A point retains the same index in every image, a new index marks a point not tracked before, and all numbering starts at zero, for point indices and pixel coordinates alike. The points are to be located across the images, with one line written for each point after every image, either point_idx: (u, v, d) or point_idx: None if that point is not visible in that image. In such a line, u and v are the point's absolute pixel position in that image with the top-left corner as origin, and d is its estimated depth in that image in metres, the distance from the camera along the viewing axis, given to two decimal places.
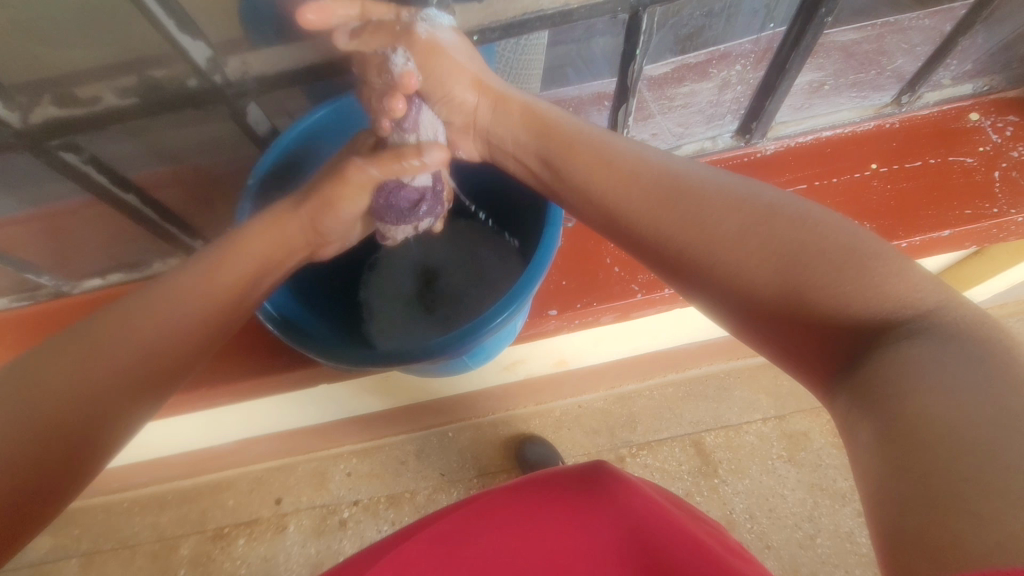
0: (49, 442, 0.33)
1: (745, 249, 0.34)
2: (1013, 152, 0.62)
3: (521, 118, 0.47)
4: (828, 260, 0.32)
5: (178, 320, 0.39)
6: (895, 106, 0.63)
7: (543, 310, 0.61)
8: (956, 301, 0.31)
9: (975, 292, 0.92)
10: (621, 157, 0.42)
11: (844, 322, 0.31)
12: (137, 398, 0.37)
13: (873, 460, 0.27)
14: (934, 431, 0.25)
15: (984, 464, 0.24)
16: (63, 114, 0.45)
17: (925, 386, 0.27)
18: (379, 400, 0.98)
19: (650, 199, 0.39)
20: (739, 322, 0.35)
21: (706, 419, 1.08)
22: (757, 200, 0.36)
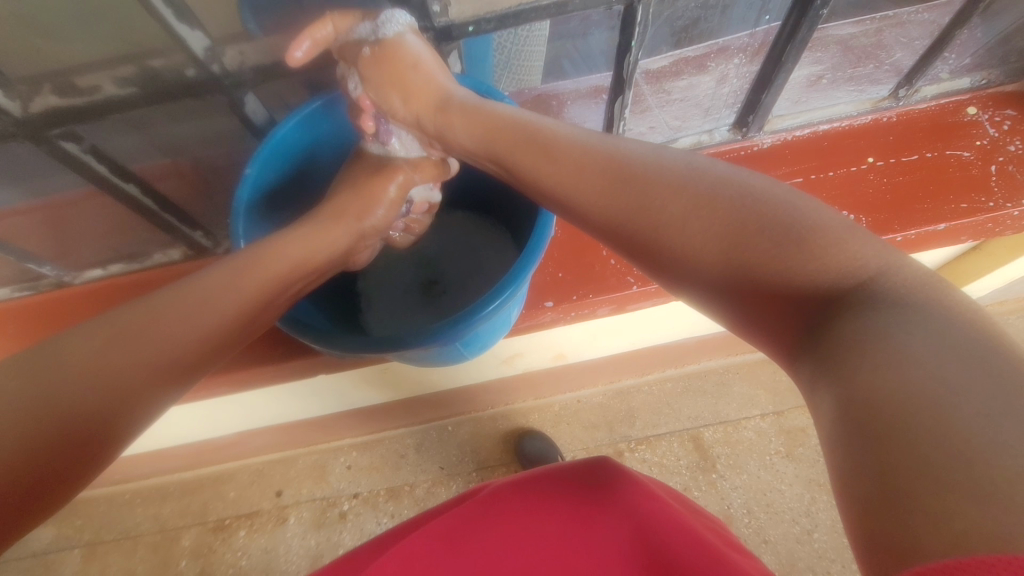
0: (55, 444, 0.32)
1: (691, 232, 0.34)
2: (1009, 145, 0.62)
3: (465, 121, 0.48)
4: (766, 236, 0.32)
5: (189, 314, 0.40)
6: (892, 100, 0.64)
7: (540, 302, 0.61)
8: (902, 262, 0.30)
9: (973, 288, 0.92)
10: (567, 148, 0.42)
11: (793, 295, 0.31)
12: (145, 392, 0.37)
13: (835, 450, 0.27)
14: (882, 414, 0.25)
15: (935, 455, 0.23)
16: (63, 103, 0.46)
17: (871, 364, 0.27)
18: (379, 393, 1.00)
19: (602, 186, 0.39)
20: (707, 305, 0.35)
21: (704, 415, 1.08)
22: (699, 179, 0.36)
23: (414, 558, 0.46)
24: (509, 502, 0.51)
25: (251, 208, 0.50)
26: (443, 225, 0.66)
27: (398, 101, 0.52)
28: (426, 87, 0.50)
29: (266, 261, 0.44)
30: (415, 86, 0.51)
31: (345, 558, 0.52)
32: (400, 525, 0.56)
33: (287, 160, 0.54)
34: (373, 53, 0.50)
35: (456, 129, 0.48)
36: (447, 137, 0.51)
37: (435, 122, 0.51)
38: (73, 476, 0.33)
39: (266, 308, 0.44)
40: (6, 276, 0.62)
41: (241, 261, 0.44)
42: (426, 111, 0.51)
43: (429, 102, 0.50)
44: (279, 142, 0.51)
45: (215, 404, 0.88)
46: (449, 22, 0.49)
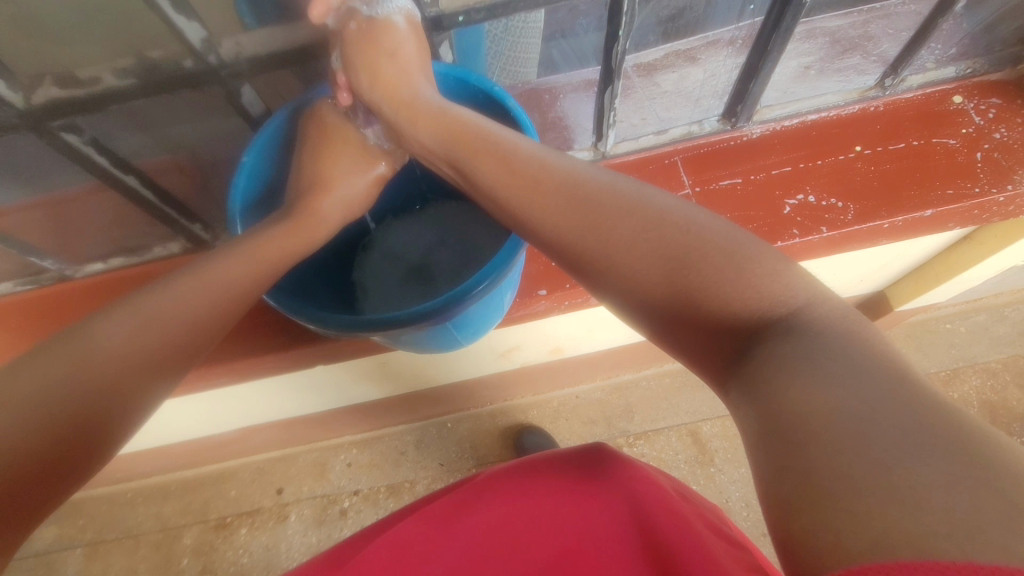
0: (73, 433, 0.34)
1: (638, 254, 0.36)
2: (994, 133, 0.62)
3: (428, 122, 0.48)
4: (710, 263, 0.34)
5: (189, 308, 0.41)
6: (879, 89, 0.64)
7: (534, 290, 0.62)
8: (826, 295, 0.34)
9: (960, 278, 0.95)
10: (525, 161, 0.42)
11: (728, 325, 0.33)
12: (152, 380, 0.38)
13: (763, 456, 0.30)
14: (809, 427, 0.28)
15: (859, 463, 0.26)
16: (64, 95, 0.46)
17: (795, 382, 0.30)
18: (379, 389, 1.01)
19: (555, 200, 0.39)
20: (653, 330, 0.37)
21: (702, 410, 1.13)
22: (648, 205, 0.37)
23: (409, 545, 0.49)
24: (505, 485, 0.53)
25: (247, 195, 0.52)
26: (435, 216, 0.66)
27: (364, 81, 0.51)
28: (396, 80, 0.50)
29: (257, 255, 0.45)
30: (385, 76, 0.50)
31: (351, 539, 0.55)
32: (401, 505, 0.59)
33: (282, 150, 0.55)
34: (359, 29, 0.50)
35: (419, 129, 0.49)
36: (407, 129, 0.50)
37: (397, 115, 0.51)
38: (92, 457, 0.36)
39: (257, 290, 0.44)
40: (7, 270, 0.63)
41: (241, 248, 0.45)
42: (391, 102, 0.51)
43: (390, 89, 0.50)
44: (274, 132, 0.52)
45: (215, 401, 0.89)
46: (439, 12, 0.50)
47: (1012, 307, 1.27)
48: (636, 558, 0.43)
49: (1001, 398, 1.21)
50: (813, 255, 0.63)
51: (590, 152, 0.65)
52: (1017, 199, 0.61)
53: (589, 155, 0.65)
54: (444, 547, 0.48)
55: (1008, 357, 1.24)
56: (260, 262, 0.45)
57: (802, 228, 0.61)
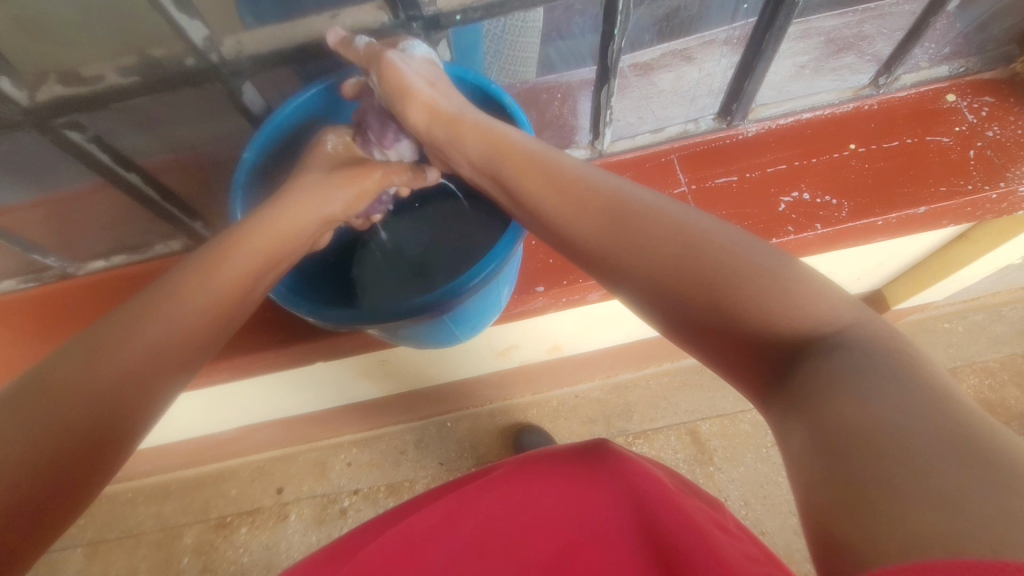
0: (85, 435, 0.33)
1: (677, 268, 0.35)
2: (988, 131, 0.63)
3: (472, 136, 0.48)
4: (752, 281, 0.33)
5: (191, 304, 0.40)
6: (872, 88, 0.64)
7: (531, 287, 0.62)
8: (871, 319, 0.33)
9: (956, 277, 0.96)
10: (570, 175, 0.42)
11: (769, 342, 0.33)
12: (161, 378, 0.37)
13: (805, 465, 0.29)
14: (854, 437, 0.27)
15: (901, 471, 0.25)
16: (67, 92, 0.47)
17: (845, 398, 0.29)
18: (379, 387, 1.02)
19: (594, 213, 0.39)
20: (684, 342, 0.36)
21: (701, 409, 1.14)
22: (693, 225, 0.36)
23: (411, 538, 0.49)
24: (507, 482, 0.53)
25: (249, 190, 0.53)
26: (432, 213, 0.67)
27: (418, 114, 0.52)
28: (439, 100, 0.50)
29: (255, 246, 0.45)
30: (425, 99, 0.51)
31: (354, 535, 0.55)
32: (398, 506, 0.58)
33: (283, 142, 0.56)
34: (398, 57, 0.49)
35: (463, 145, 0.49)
36: (455, 147, 0.50)
37: (445, 133, 0.51)
38: (106, 461, 0.34)
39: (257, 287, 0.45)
40: (10, 267, 0.64)
41: (241, 243, 0.45)
42: (436, 123, 0.51)
43: (437, 108, 0.50)
44: (275, 126, 0.53)
45: (217, 399, 0.90)
46: (437, 11, 0.51)
47: (1010, 306, 1.28)
48: (638, 546, 0.43)
49: (1000, 397, 1.21)
50: (810, 251, 0.64)
51: (588, 150, 0.66)
52: (1010, 196, 0.61)
53: (587, 153, 0.66)
54: (445, 541, 0.48)
55: (1006, 356, 1.25)
56: (260, 256, 0.45)
57: (797, 226, 0.62)
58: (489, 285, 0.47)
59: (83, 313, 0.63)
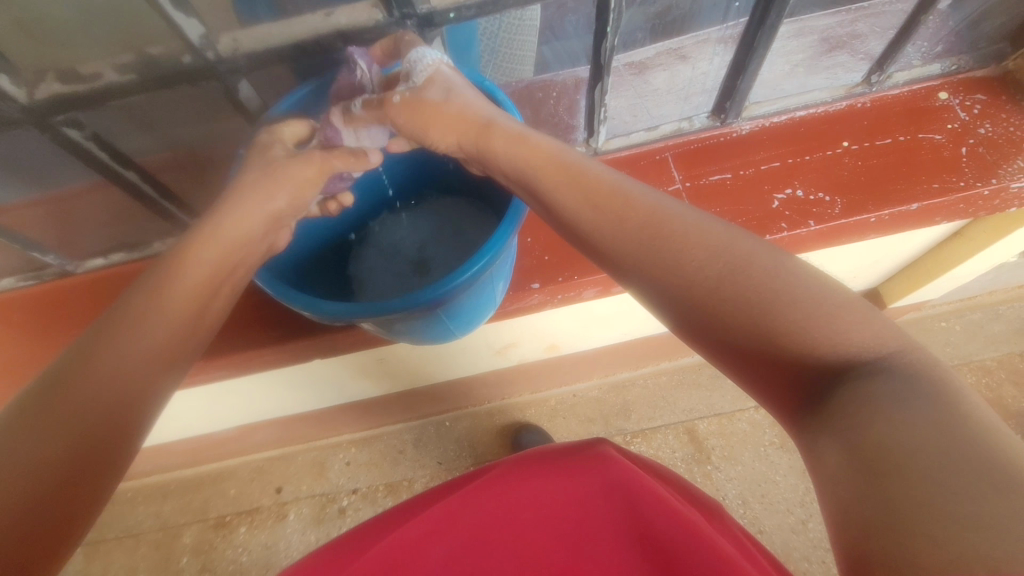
0: (94, 431, 0.35)
1: (724, 295, 0.38)
2: (979, 129, 0.64)
3: (507, 147, 0.47)
4: (798, 307, 0.36)
5: (178, 300, 0.42)
6: (865, 86, 0.65)
7: (526, 284, 0.63)
8: (911, 346, 0.37)
9: (951, 276, 0.96)
10: (611, 192, 0.43)
11: (811, 366, 0.36)
12: (158, 371, 0.39)
13: (842, 484, 0.33)
14: (888, 461, 0.32)
15: (937, 496, 0.29)
16: (66, 90, 0.48)
17: (883, 422, 0.33)
18: (378, 386, 1.02)
19: (634, 234, 0.41)
20: (721, 363, 0.40)
21: (698, 408, 1.14)
22: (737, 247, 0.39)
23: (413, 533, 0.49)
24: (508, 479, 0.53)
25: None
26: (429, 211, 0.67)
27: (439, 132, 0.50)
28: (463, 114, 0.48)
29: (229, 233, 0.45)
30: (447, 116, 0.49)
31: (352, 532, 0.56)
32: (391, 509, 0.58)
33: None
34: (406, 101, 0.50)
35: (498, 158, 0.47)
36: (489, 157, 0.48)
37: (477, 143, 0.49)
38: (116, 452, 0.36)
39: (242, 268, 0.46)
40: (10, 265, 0.65)
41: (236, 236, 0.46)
42: (465, 135, 0.49)
43: (467, 117, 0.48)
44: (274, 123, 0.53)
45: (216, 398, 0.90)
46: (430, 9, 0.51)
47: (1006, 305, 1.29)
48: (637, 555, 0.44)
49: (997, 395, 1.22)
50: (805, 248, 0.64)
51: (584, 148, 0.67)
52: (1002, 193, 0.62)
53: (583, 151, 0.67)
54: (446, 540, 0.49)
55: (1003, 355, 1.25)
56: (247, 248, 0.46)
57: (790, 223, 0.62)
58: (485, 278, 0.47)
59: (82, 310, 0.64)
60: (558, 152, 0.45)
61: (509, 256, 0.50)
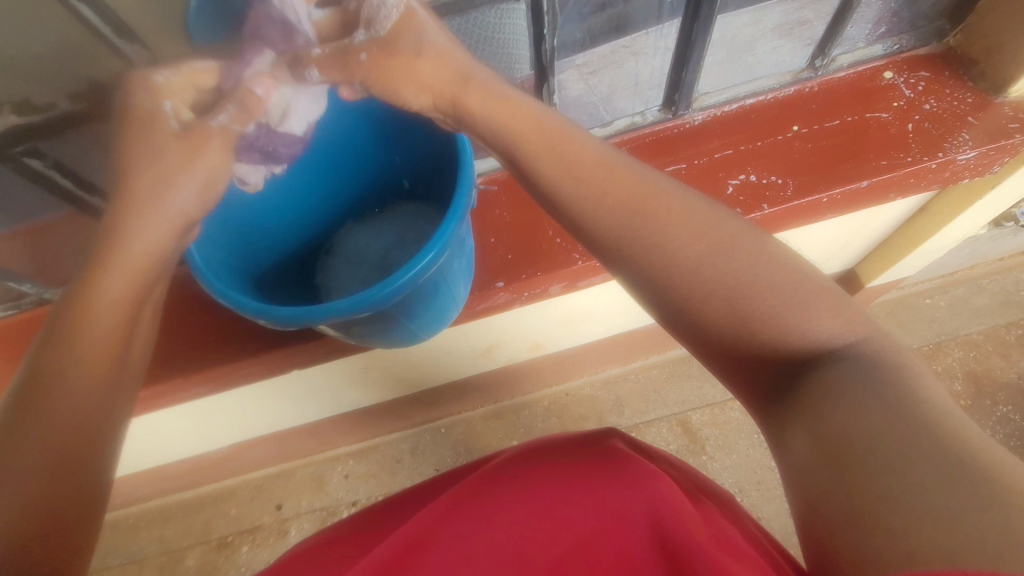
0: (64, 461, 0.37)
1: (703, 280, 0.39)
2: (925, 105, 0.65)
3: (495, 105, 0.45)
4: (773, 291, 0.38)
5: (107, 320, 0.40)
6: (810, 70, 0.67)
7: (492, 283, 0.64)
8: (880, 336, 0.39)
9: (923, 253, 0.98)
10: (590, 169, 0.43)
11: (784, 353, 0.38)
12: (104, 389, 0.40)
13: (813, 473, 0.35)
14: (853, 452, 0.33)
15: (897, 483, 0.31)
16: (21, 121, 0.52)
17: (848, 410, 0.35)
18: (368, 396, 1.03)
19: (617, 217, 0.42)
20: (700, 354, 0.42)
21: (691, 399, 1.15)
22: (719, 230, 0.41)
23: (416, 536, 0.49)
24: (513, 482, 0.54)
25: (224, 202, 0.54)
26: (390, 217, 0.68)
27: (410, 90, 0.48)
28: (441, 62, 0.46)
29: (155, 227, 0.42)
30: (425, 73, 0.47)
31: (356, 531, 0.57)
32: (368, 525, 0.57)
33: None
34: (372, 57, 0.47)
35: (484, 116, 0.46)
36: (465, 119, 0.47)
37: (454, 101, 0.47)
38: (89, 470, 0.39)
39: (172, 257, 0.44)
40: None
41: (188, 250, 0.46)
42: (444, 87, 0.47)
43: (445, 70, 0.46)
44: None
45: (206, 417, 0.92)
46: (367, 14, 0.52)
47: (988, 279, 1.30)
48: (648, 555, 0.44)
49: (986, 368, 1.23)
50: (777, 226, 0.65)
51: None
52: (950, 165, 0.63)
53: None
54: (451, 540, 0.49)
55: (989, 328, 1.26)
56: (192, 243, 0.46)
57: (745, 207, 0.63)
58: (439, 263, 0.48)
59: None
60: (537, 117, 0.45)
61: (462, 243, 0.52)
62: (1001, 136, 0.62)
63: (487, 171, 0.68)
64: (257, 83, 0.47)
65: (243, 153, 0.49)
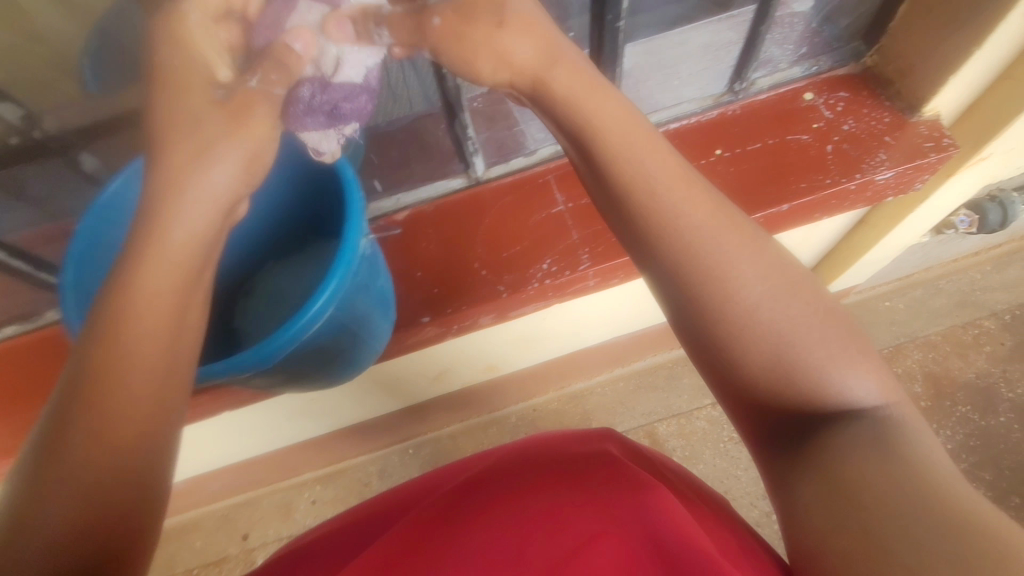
0: (115, 483, 0.35)
1: (756, 318, 0.38)
2: (843, 125, 0.66)
3: (586, 97, 0.43)
4: (825, 341, 0.38)
5: (139, 326, 0.37)
6: (731, 94, 0.68)
7: (417, 318, 0.63)
8: (901, 405, 0.39)
9: (868, 263, 0.99)
10: (668, 187, 0.40)
11: (814, 403, 0.38)
12: (155, 403, 0.38)
13: (825, 512, 0.35)
14: (865, 499, 0.33)
15: (908, 528, 0.31)
16: None
17: (872, 463, 0.35)
18: (328, 423, 1.01)
19: (682, 238, 0.39)
20: (718, 387, 0.41)
21: (657, 410, 1.15)
22: (786, 274, 0.40)
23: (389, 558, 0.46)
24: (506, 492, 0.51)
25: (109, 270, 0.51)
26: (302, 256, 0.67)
27: (488, 64, 0.45)
28: (530, 32, 0.44)
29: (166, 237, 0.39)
30: (500, 48, 0.44)
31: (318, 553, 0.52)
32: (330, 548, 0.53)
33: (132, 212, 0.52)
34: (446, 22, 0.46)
35: (575, 104, 0.43)
36: (545, 101, 0.44)
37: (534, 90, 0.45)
38: (142, 491, 0.37)
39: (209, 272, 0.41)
40: None
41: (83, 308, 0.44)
42: (526, 70, 0.45)
43: (538, 49, 0.44)
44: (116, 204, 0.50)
45: None
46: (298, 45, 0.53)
47: (946, 280, 1.31)
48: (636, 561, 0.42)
49: (944, 368, 1.24)
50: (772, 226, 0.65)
51: (464, 179, 0.67)
52: (869, 185, 0.64)
53: (463, 181, 0.67)
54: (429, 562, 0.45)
55: (946, 329, 1.27)
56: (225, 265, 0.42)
57: None
58: (346, 298, 0.47)
59: None
60: (623, 123, 0.42)
61: (372, 273, 0.52)
62: (917, 156, 0.63)
63: (411, 203, 0.67)
64: (296, 39, 0.46)
65: (303, 119, 0.49)
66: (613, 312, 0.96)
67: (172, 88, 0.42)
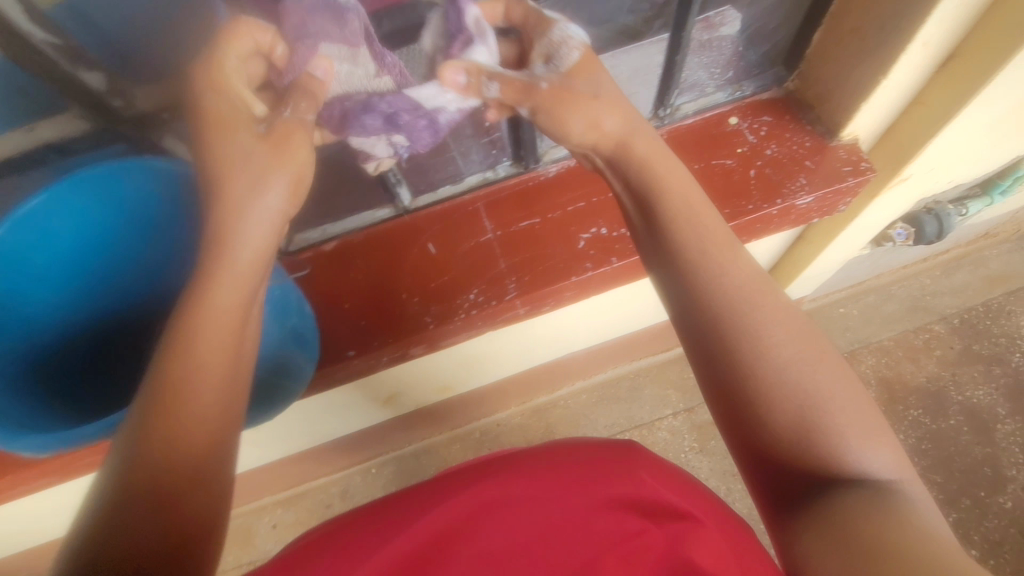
0: (187, 483, 0.38)
1: (788, 379, 0.41)
2: (766, 150, 0.67)
3: (659, 163, 0.48)
4: (849, 410, 0.41)
5: (210, 339, 0.40)
6: (657, 119, 0.68)
7: (343, 351, 0.62)
8: (916, 486, 0.41)
9: (812, 276, 1.00)
10: (715, 258, 0.45)
11: (828, 463, 0.40)
12: (225, 411, 0.40)
13: (833, 559, 0.36)
14: (878, 553, 0.34)
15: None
16: None
17: (882, 522, 0.36)
18: (281, 449, 0.99)
19: (721, 300, 0.43)
20: (735, 438, 0.43)
21: (620, 421, 1.15)
22: (821, 348, 0.43)
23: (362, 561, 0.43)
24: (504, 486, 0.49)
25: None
26: None
27: (579, 127, 0.49)
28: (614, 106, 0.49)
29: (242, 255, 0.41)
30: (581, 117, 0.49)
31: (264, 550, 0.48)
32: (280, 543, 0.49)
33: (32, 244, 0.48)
34: (551, 89, 0.49)
35: (643, 169, 0.48)
36: (623, 164, 0.49)
37: (614, 153, 0.50)
38: (208, 492, 0.39)
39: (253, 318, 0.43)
40: None
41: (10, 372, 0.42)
42: (606, 137, 0.50)
43: (620, 119, 0.49)
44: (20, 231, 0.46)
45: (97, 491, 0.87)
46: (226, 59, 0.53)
47: (898, 286, 1.32)
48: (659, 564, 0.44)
49: (896, 373, 1.24)
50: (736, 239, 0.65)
51: (391, 209, 0.66)
52: (791, 210, 0.65)
53: (391, 211, 0.67)
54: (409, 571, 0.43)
55: (899, 334, 1.28)
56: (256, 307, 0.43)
57: (594, 261, 0.64)
58: None
59: None
60: (682, 196, 0.47)
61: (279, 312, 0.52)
62: (836, 181, 0.64)
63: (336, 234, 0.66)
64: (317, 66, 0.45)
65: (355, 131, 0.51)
66: (569, 329, 0.96)
67: (215, 128, 0.42)
